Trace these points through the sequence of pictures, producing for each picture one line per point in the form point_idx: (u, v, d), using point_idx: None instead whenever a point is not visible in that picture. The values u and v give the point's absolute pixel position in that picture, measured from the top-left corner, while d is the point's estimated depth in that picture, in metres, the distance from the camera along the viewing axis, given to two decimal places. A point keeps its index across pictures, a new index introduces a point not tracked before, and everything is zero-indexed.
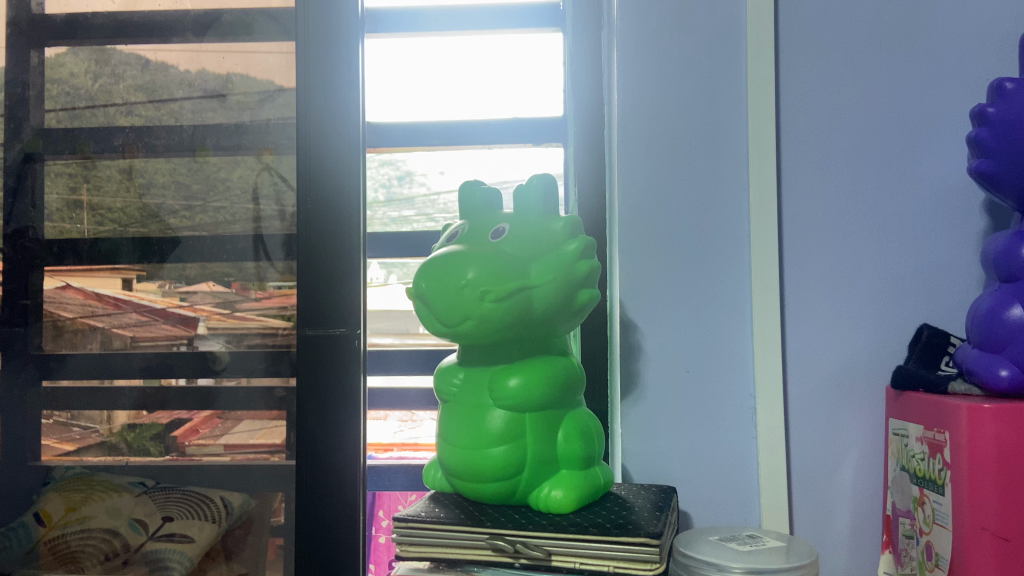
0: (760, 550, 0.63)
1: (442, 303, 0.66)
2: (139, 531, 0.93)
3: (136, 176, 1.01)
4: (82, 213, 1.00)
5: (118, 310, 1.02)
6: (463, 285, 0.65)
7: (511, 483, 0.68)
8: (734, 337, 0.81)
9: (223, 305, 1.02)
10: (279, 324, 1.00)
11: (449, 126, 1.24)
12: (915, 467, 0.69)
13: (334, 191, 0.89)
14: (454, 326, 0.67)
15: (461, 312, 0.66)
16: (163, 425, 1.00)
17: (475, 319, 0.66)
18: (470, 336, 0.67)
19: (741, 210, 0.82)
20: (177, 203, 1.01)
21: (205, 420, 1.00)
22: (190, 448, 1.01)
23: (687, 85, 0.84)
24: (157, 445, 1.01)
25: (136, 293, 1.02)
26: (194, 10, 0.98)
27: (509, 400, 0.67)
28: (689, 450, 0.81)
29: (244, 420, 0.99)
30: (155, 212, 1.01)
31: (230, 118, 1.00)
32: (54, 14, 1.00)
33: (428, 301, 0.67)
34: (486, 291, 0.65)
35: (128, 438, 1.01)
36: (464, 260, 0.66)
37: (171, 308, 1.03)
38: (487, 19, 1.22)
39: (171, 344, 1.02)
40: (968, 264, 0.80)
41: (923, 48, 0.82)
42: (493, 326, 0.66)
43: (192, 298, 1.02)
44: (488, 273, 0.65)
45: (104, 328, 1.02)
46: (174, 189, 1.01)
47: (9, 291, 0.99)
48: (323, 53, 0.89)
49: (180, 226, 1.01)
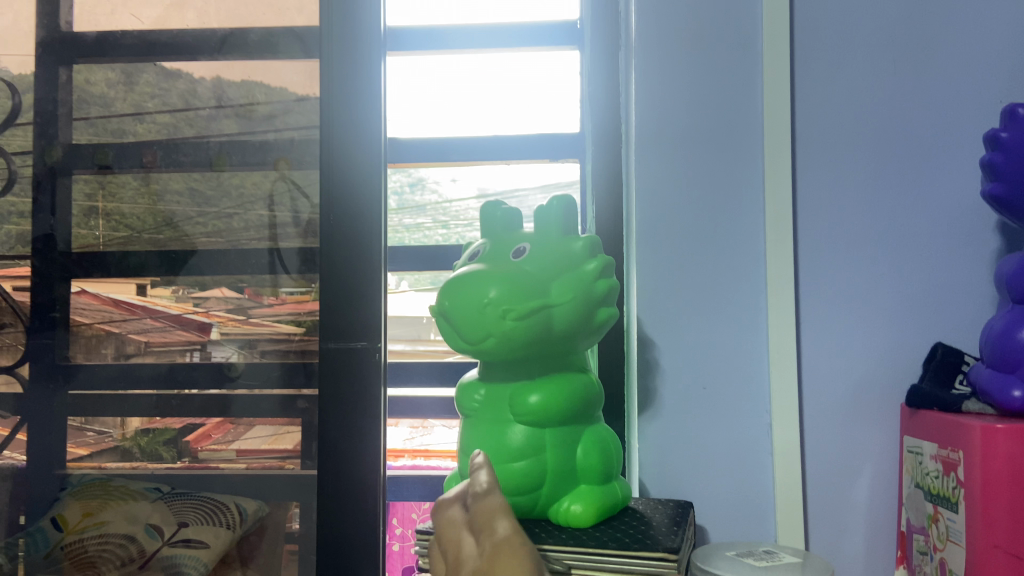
0: (777, 566, 0.64)
1: (464, 321, 0.67)
2: (155, 537, 1.01)
3: (152, 184, 1.05)
4: (98, 220, 1.06)
5: (133, 316, 1.06)
6: (485, 303, 0.66)
7: (532, 496, 0.70)
8: (751, 353, 0.83)
9: (237, 311, 1.05)
10: (292, 329, 1.01)
11: (469, 142, 1.28)
12: (930, 484, 0.70)
13: (355, 206, 0.92)
14: (475, 343, 0.68)
15: (483, 330, 0.67)
16: (176, 430, 1.04)
17: (496, 336, 0.67)
18: (491, 353, 0.69)
19: (757, 229, 0.84)
20: (191, 211, 1.05)
21: (218, 425, 1.03)
22: (202, 453, 1.04)
23: (706, 105, 0.85)
24: (170, 450, 1.04)
25: (150, 299, 1.06)
26: (222, 29, 1.03)
27: (531, 416, 0.69)
28: (706, 465, 0.82)
29: (256, 425, 1.01)
30: (171, 220, 1.05)
31: (254, 135, 1.03)
32: (84, 33, 1.05)
33: (451, 318, 0.69)
34: (508, 309, 0.66)
35: (141, 443, 1.04)
36: (486, 279, 0.68)
37: (186, 313, 1.06)
38: (505, 37, 1.24)
39: (186, 351, 1.05)
40: (982, 284, 0.81)
41: (938, 70, 0.83)
42: (514, 343, 0.68)
43: (206, 304, 1.05)
44: (510, 291, 0.67)
45: (120, 334, 1.06)
46: (188, 196, 1.05)
47: (37, 303, 1.07)
48: (346, 67, 0.92)
49: (196, 234, 1.05)
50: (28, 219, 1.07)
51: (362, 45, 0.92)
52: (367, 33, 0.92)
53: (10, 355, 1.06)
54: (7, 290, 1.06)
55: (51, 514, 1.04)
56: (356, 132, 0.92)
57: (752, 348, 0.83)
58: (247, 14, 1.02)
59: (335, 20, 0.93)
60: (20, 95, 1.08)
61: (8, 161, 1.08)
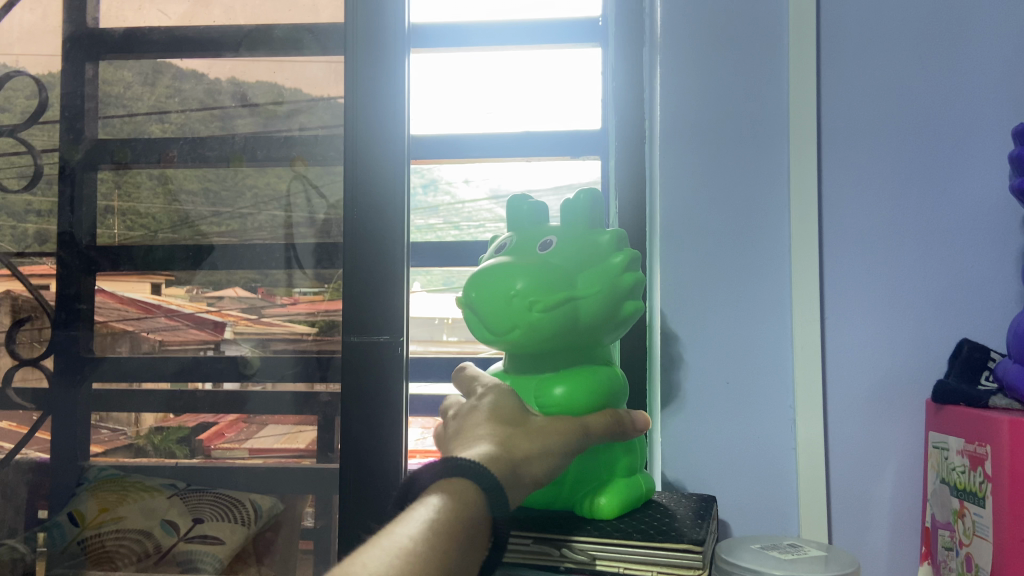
0: (801, 559, 0.65)
1: (492, 312, 0.68)
2: (172, 532, 1.05)
3: (169, 182, 1.11)
4: (113, 219, 1.11)
5: (149, 315, 1.11)
6: (512, 294, 0.67)
7: (559, 487, 0.70)
8: (775, 349, 0.83)
9: (251, 310, 1.09)
10: (305, 329, 1.06)
11: (492, 141, 1.27)
12: (956, 480, 0.70)
13: (378, 202, 0.94)
14: (502, 335, 0.69)
15: (510, 320, 0.67)
16: (190, 429, 1.09)
17: (523, 328, 0.67)
18: (518, 344, 0.69)
19: (781, 224, 0.84)
20: (206, 210, 1.10)
21: (231, 424, 1.08)
22: (216, 450, 1.09)
23: (734, 95, 0.86)
24: (183, 448, 1.10)
25: (165, 298, 1.11)
26: (247, 26, 1.07)
27: (555, 407, 0.68)
28: (726, 459, 0.82)
29: (269, 424, 1.06)
30: (187, 218, 1.11)
31: (278, 131, 1.08)
32: (112, 29, 1.10)
33: (477, 309, 0.69)
34: (534, 301, 0.66)
35: (154, 441, 1.10)
36: (513, 270, 0.68)
37: (200, 312, 1.11)
38: (524, 35, 1.24)
39: (199, 348, 1.11)
40: (1008, 280, 0.80)
41: (963, 67, 0.83)
42: (541, 335, 0.68)
43: (220, 303, 1.11)
44: (537, 283, 0.67)
45: (134, 333, 1.12)
46: (203, 195, 1.10)
47: (64, 294, 1.12)
48: (371, 63, 0.94)
49: (211, 233, 1.10)
50: (51, 216, 1.11)
51: (384, 45, 0.94)
52: (390, 29, 0.94)
53: (38, 348, 1.12)
54: (31, 287, 1.12)
55: (68, 509, 1.09)
56: (378, 126, 0.94)
57: (777, 343, 0.83)
58: (272, 12, 1.06)
59: (360, 19, 0.95)
60: (47, 91, 1.12)
61: (34, 156, 1.13)
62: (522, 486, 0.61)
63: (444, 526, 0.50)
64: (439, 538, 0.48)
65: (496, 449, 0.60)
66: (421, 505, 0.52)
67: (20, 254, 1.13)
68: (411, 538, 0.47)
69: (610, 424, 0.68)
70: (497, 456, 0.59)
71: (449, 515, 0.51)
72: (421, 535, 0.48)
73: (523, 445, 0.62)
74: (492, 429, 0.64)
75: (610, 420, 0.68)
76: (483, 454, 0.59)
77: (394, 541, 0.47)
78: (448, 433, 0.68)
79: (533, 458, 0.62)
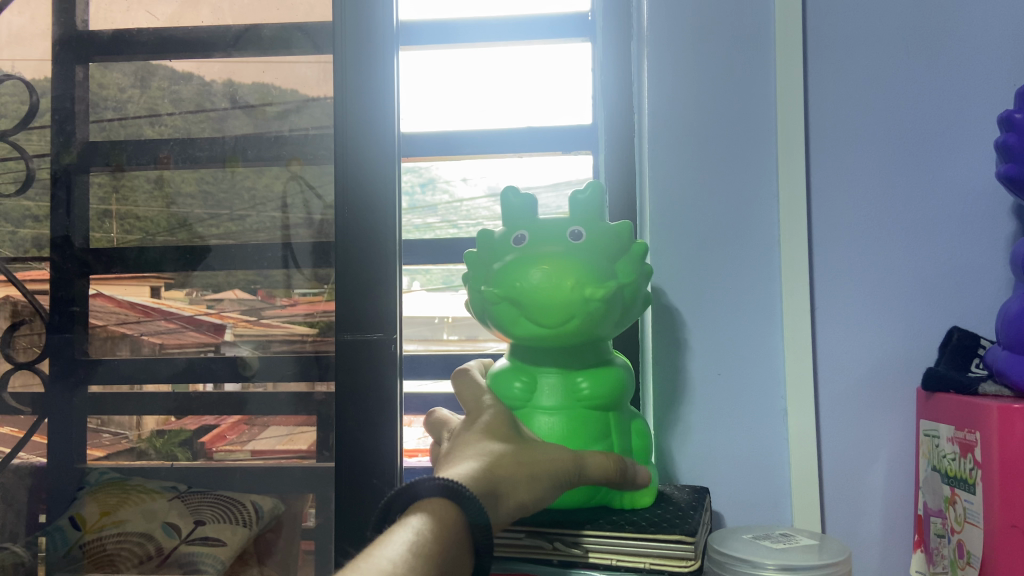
0: (794, 548, 0.65)
1: (544, 303, 0.67)
2: (173, 536, 1.07)
3: (165, 186, 1.11)
4: (112, 222, 1.13)
5: (149, 318, 1.12)
6: (568, 285, 0.66)
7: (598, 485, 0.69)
8: (767, 337, 0.83)
9: (250, 313, 1.10)
10: (305, 330, 1.05)
11: (479, 136, 1.27)
12: (947, 467, 0.71)
13: (369, 199, 0.94)
14: (551, 327, 0.68)
15: (566, 310, 0.67)
16: (191, 431, 1.09)
17: (579, 318, 0.67)
18: (565, 335, 0.69)
19: (771, 213, 0.84)
20: (203, 212, 1.10)
21: (234, 425, 1.08)
22: (218, 453, 1.09)
23: (716, 86, 0.86)
24: (185, 450, 1.09)
25: (165, 301, 1.12)
26: (235, 25, 1.07)
27: (593, 399, 0.70)
28: (721, 448, 0.83)
29: (270, 425, 1.07)
30: (184, 220, 1.11)
31: (268, 130, 1.08)
32: (101, 30, 1.10)
33: (524, 302, 0.67)
34: (590, 290, 0.67)
35: (155, 444, 1.10)
36: (560, 261, 0.67)
37: (199, 315, 1.12)
38: (514, 29, 1.25)
39: (200, 350, 1.11)
40: (997, 266, 0.80)
41: (953, 53, 0.82)
42: (592, 324, 0.68)
43: (220, 305, 1.11)
44: (586, 272, 0.67)
45: (134, 336, 1.12)
46: (201, 198, 1.10)
47: (57, 297, 1.13)
48: (359, 60, 0.94)
49: (208, 235, 1.11)
50: (46, 222, 1.14)
51: (372, 44, 0.94)
52: (378, 26, 0.94)
53: (27, 355, 1.14)
54: (28, 292, 1.14)
55: (70, 513, 1.10)
56: (369, 127, 0.94)
57: (770, 331, 0.83)
58: (261, 12, 1.06)
59: (347, 19, 0.95)
60: (39, 95, 1.13)
61: (27, 161, 1.14)
62: (504, 510, 0.57)
63: (427, 548, 0.48)
64: (421, 562, 0.46)
65: (480, 466, 0.58)
66: (406, 524, 0.50)
67: (17, 259, 1.15)
68: (392, 561, 0.45)
69: (611, 466, 0.65)
70: (481, 474, 0.57)
71: (432, 541, 0.49)
72: (404, 557, 0.46)
73: (507, 468, 0.59)
74: (481, 449, 0.61)
75: (612, 461, 0.65)
76: (463, 473, 0.57)
77: (374, 562, 0.45)
78: (441, 456, 0.66)
79: (518, 481, 0.59)
